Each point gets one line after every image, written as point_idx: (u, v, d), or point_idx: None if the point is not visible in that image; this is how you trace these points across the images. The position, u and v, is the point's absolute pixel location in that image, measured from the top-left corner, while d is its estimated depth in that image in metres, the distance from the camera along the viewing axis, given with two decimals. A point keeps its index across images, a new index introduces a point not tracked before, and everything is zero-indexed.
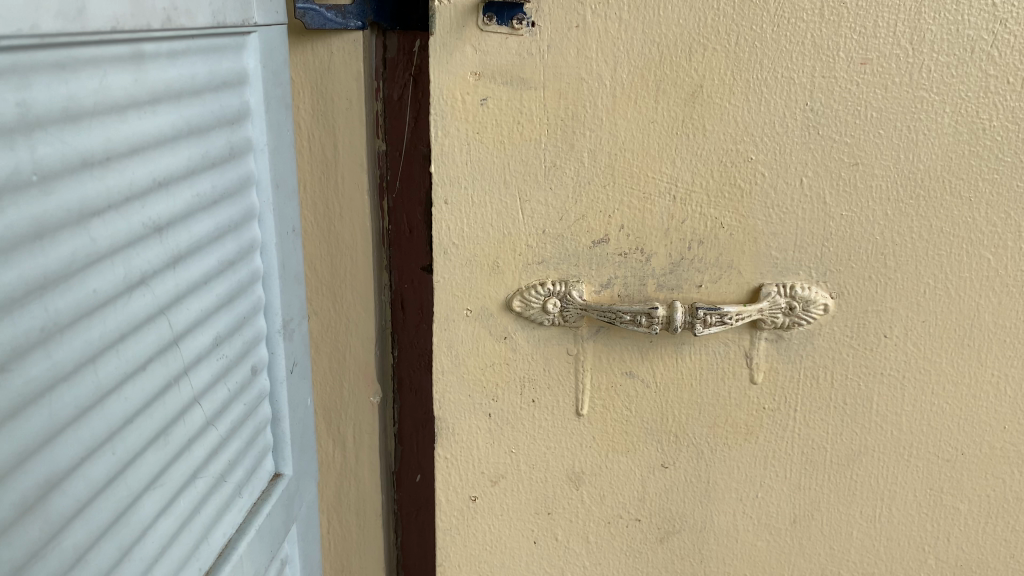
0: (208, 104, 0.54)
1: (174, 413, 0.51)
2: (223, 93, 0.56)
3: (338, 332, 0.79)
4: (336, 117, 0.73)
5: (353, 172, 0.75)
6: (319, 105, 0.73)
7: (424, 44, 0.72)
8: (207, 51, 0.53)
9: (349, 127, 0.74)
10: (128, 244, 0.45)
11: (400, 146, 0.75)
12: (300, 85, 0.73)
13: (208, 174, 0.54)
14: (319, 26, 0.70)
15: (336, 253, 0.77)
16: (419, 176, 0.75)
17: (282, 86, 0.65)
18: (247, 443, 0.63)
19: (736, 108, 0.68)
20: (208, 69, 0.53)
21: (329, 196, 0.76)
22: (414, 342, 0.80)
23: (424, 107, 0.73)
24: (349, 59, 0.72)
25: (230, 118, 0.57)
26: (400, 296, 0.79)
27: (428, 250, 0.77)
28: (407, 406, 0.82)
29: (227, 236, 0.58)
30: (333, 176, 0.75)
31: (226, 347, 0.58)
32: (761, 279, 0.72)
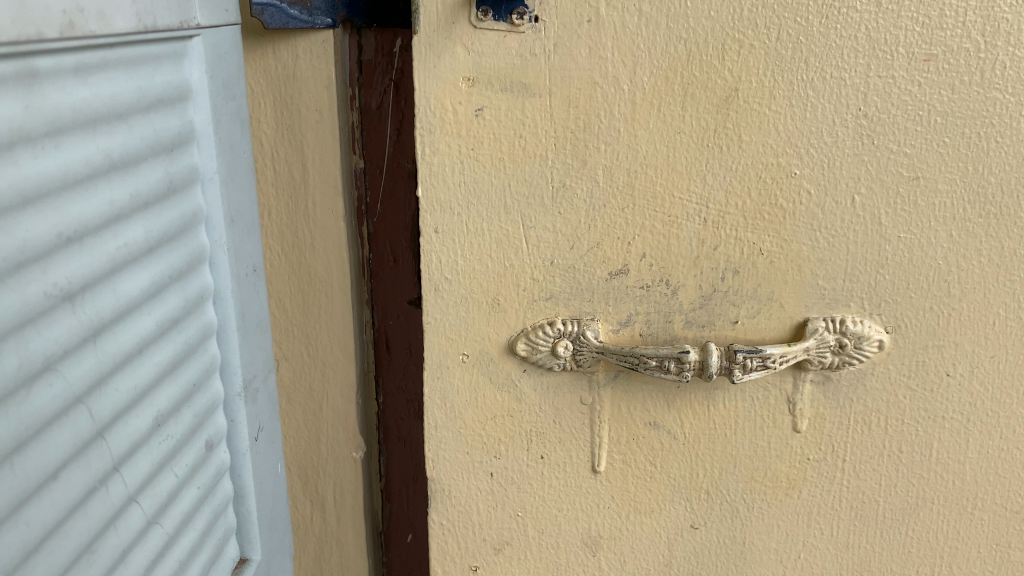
0: (139, 130, 0.43)
1: (100, 524, 0.41)
2: (158, 114, 0.45)
3: (313, 380, 0.68)
4: (303, 131, 0.62)
5: (326, 196, 0.64)
6: (283, 116, 0.62)
7: (406, 44, 0.61)
8: (134, 62, 0.42)
9: (320, 142, 0.62)
10: (25, 325, 0.35)
11: (381, 162, 0.64)
12: (260, 94, 0.61)
13: (141, 217, 0.43)
14: (281, 25, 0.58)
15: (308, 289, 0.66)
16: (405, 198, 0.65)
17: (235, 99, 0.54)
18: (203, 533, 0.52)
19: (778, 114, 0.58)
20: (135, 86, 0.42)
21: (297, 224, 0.64)
22: (403, 386, 0.70)
23: (408, 118, 0.63)
24: (316, 62, 0.60)
25: (169, 144, 0.46)
26: (385, 335, 0.69)
27: (417, 282, 0.67)
28: (396, 458, 0.72)
29: (169, 289, 0.47)
30: (302, 201, 0.64)
31: (172, 426, 0.47)
32: (807, 313, 0.62)
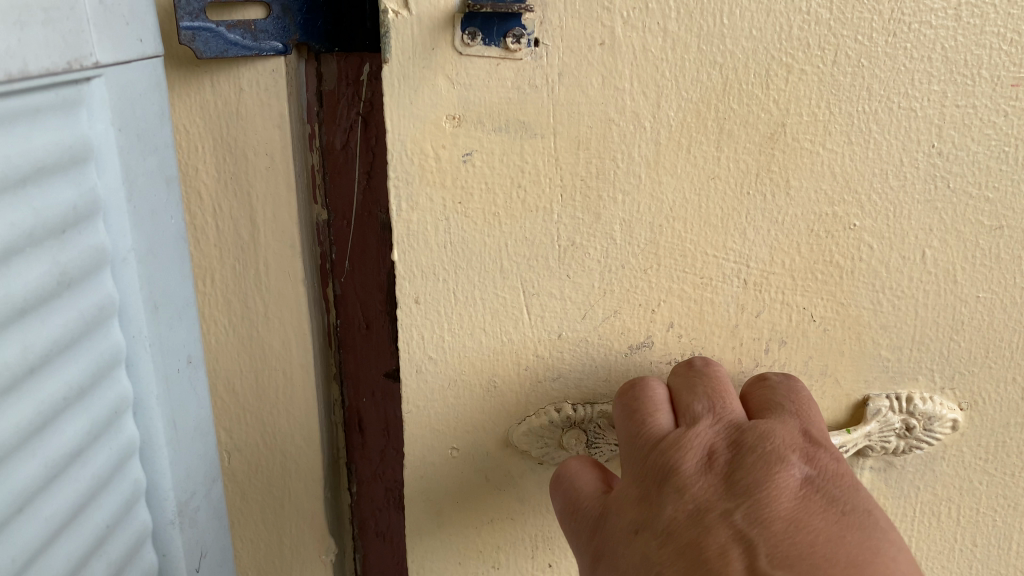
0: (8, 215, 0.34)
1: None
2: (48, 194, 0.37)
3: (271, 473, 0.58)
4: (251, 181, 0.51)
5: (281, 258, 0.52)
6: (224, 163, 0.50)
7: (375, 70, 0.50)
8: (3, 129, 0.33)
9: (271, 195, 0.51)
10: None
11: (348, 211, 0.54)
12: (195, 135, 0.50)
13: (14, 321, 0.35)
14: (218, 54, 0.46)
15: (262, 370, 0.55)
16: (378, 254, 0.54)
17: (149, 148, 0.45)
18: None
19: (834, 154, 0.47)
20: (3, 157, 0.33)
21: (246, 292, 0.53)
22: (380, 473, 0.60)
23: (380, 161, 0.52)
24: (264, 97, 0.49)
25: (54, 221, 0.37)
26: (358, 413, 0.59)
27: (394, 351, 0.57)
28: (375, 554, 0.63)
29: (65, 404, 0.40)
30: (253, 265, 0.53)
31: (59, 552, 0.40)
32: (866, 389, 0.51)
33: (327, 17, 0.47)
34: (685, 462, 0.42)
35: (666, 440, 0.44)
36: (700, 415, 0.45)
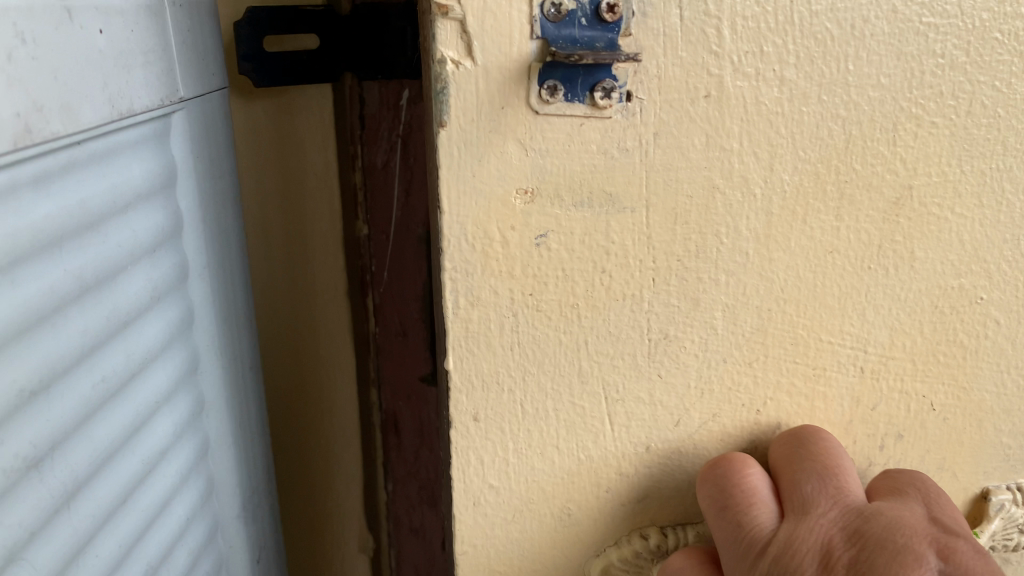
0: (118, 249, 0.32)
1: None
2: (146, 221, 0.35)
3: (316, 479, 0.62)
4: (302, 197, 0.55)
5: (327, 269, 0.57)
6: (277, 188, 0.54)
7: (415, 94, 0.51)
8: (117, 165, 0.32)
9: (318, 209, 0.55)
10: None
11: (387, 226, 0.54)
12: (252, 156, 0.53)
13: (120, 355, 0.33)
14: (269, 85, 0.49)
15: (317, 374, 0.59)
16: (416, 266, 0.55)
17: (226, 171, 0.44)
18: None
19: (964, 220, 0.40)
20: (109, 192, 0.31)
21: (297, 302, 0.57)
22: (414, 471, 0.61)
23: (419, 175, 0.53)
24: (315, 118, 0.53)
25: (153, 251, 0.35)
26: (393, 416, 0.59)
27: (429, 356, 0.57)
28: (411, 562, 0.64)
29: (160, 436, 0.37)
30: (303, 277, 0.57)
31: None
32: (986, 482, 0.45)
33: (366, 48, 0.50)
34: (801, 568, 0.35)
35: (774, 536, 0.37)
36: (809, 507, 0.37)
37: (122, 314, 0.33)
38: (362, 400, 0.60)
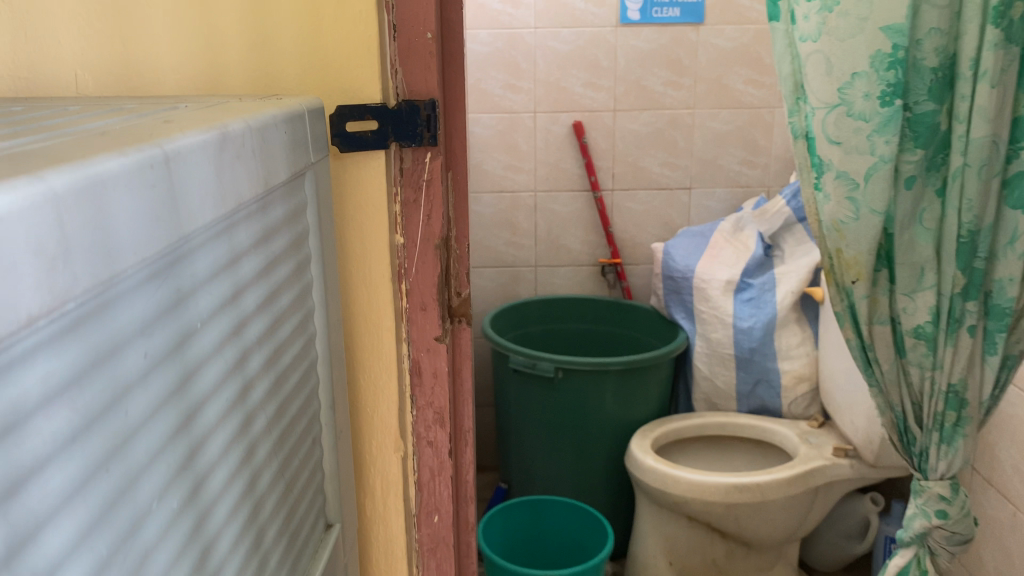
0: (249, 258, 0.57)
1: (174, 555, 0.47)
2: (266, 242, 0.60)
3: (360, 404, 0.91)
4: (364, 211, 0.83)
5: (380, 254, 0.85)
6: (339, 211, 0.83)
7: (434, 156, 0.82)
8: (226, 241, 0.52)
9: (375, 216, 0.84)
10: (137, 488, 0.43)
11: (415, 237, 0.84)
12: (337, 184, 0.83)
13: (238, 312, 0.55)
14: (350, 148, 0.80)
15: (370, 331, 0.88)
16: (434, 263, 0.85)
17: (287, 188, 0.63)
18: (258, 536, 0.61)
19: None
20: (239, 226, 0.54)
21: (359, 284, 0.86)
22: (431, 402, 0.91)
23: (432, 186, 0.83)
24: (372, 172, 0.82)
25: (255, 263, 0.58)
26: (418, 364, 0.89)
27: (440, 322, 0.88)
28: (426, 458, 0.93)
29: (246, 365, 0.57)
30: (360, 266, 0.85)
31: (246, 469, 0.58)
32: None
33: (396, 129, 0.80)
34: None
35: None
36: None
37: (212, 279, 0.51)
38: (395, 351, 0.89)
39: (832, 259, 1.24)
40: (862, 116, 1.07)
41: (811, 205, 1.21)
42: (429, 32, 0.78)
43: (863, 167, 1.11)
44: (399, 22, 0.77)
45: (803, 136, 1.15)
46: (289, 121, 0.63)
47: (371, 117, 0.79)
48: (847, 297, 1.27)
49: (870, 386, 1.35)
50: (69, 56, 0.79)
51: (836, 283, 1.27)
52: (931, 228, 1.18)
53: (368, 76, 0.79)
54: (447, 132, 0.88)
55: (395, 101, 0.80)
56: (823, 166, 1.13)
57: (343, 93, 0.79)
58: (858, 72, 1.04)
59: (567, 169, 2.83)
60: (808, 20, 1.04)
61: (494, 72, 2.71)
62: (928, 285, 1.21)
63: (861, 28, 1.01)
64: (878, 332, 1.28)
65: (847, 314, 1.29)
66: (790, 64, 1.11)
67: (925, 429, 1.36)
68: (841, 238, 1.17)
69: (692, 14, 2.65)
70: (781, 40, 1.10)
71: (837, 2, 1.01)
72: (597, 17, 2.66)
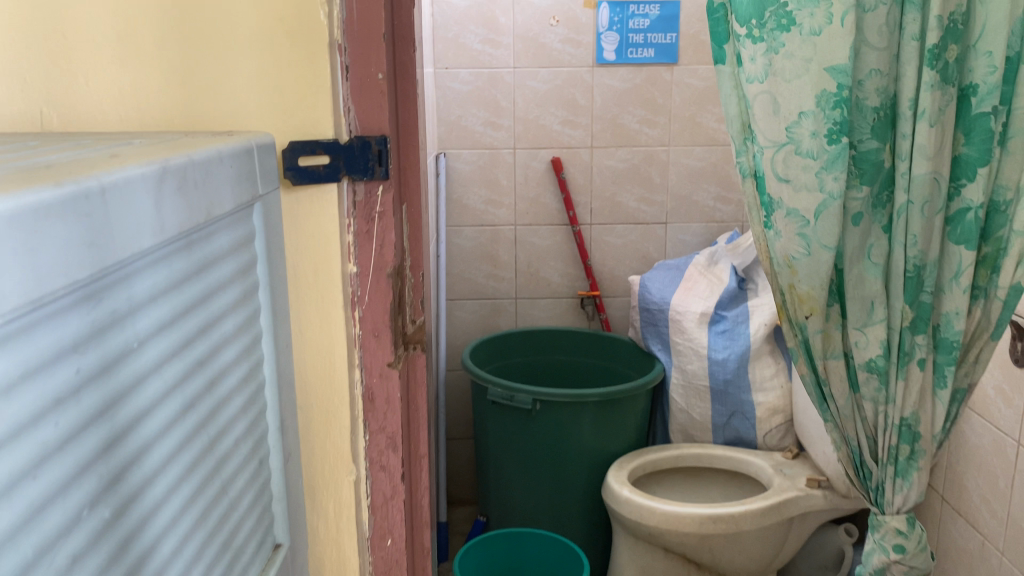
0: (192, 285, 0.60)
1: (106, 558, 0.49)
2: (213, 269, 0.63)
3: (314, 430, 0.90)
4: (319, 242, 0.86)
5: (333, 283, 0.87)
6: (296, 241, 0.85)
7: (387, 189, 0.87)
8: (164, 266, 0.55)
9: (329, 246, 0.86)
10: (64, 491, 0.45)
11: (369, 266, 0.88)
12: (296, 216, 0.85)
13: (180, 333, 0.58)
14: (304, 182, 0.83)
15: (324, 357, 0.88)
16: (386, 292, 0.88)
17: (236, 214, 0.67)
18: (206, 540, 0.63)
19: None
20: (178, 255, 0.57)
21: (314, 312, 0.87)
22: (383, 427, 0.92)
23: (385, 218, 0.87)
24: (327, 205, 0.85)
25: (200, 289, 0.61)
26: (370, 391, 0.91)
27: (393, 349, 0.90)
28: (379, 482, 0.94)
29: (193, 380, 0.60)
30: (314, 294, 0.87)
31: (189, 480, 0.60)
32: None
33: (347, 163, 0.84)
34: None
35: None
36: None
37: (150, 301, 0.54)
38: (348, 376, 0.90)
39: (781, 299, 1.13)
40: (810, 154, 1.02)
41: (760, 242, 1.11)
42: (380, 72, 0.83)
43: (813, 204, 1.03)
44: (352, 63, 0.83)
45: (751, 174, 1.07)
46: (233, 157, 0.66)
47: (323, 153, 0.83)
48: (799, 334, 1.15)
49: (826, 422, 1.24)
50: (119, 99, 0.83)
51: (788, 322, 1.15)
52: (880, 263, 1.10)
53: (323, 111, 0.83)
54: (401, 169, 0.92)
55: (348, 138, 0.84)
56: (772, 203, 1.05)
57: (298, 127, 0.83)
58: (805, 111, 1.00)
59: (546, 204, 2.88)
60: (753, 61, 0.99)
61: (475, 110, 2.78)
62: (879, 319, 1.12)
63: (806, 69, 0.98)
64: (833, 366, 1.17)
65: (802, 356, 1.16)
66: (736, 104, 1.04)
67: (881, 464, 1.25)
68: (792, 273, 1.07)
69: (666, 54, 2.73)
70: (727, 81, 1.04)
71: (781, 44, 0.98)
72: (574, 58, 2.74)
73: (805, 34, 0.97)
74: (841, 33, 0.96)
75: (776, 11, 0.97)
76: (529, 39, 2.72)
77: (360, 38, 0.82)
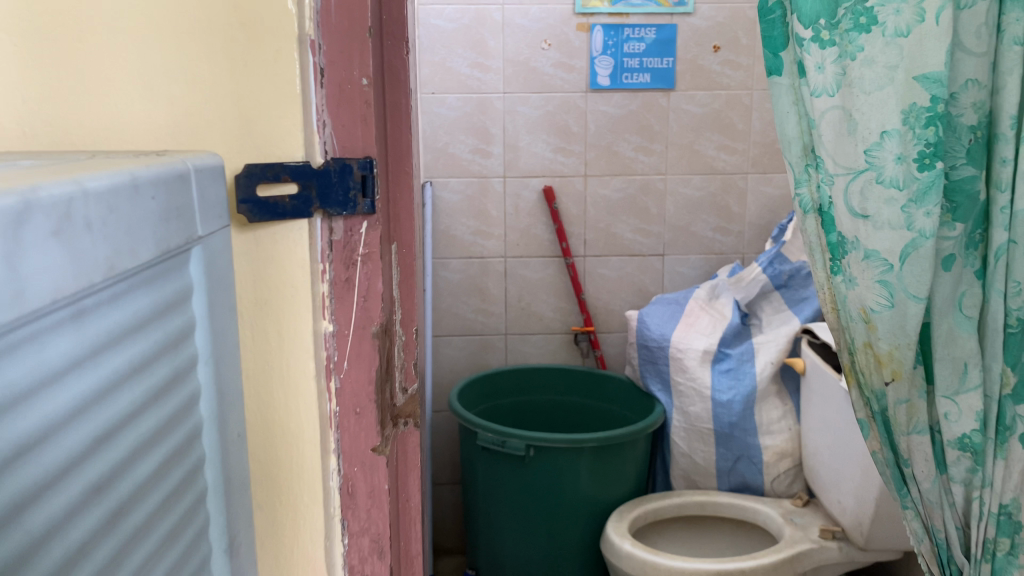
0: (86, 375, 0.40)
1: None
2: (123, 345, 0.43)
3: (273, 537, 0.70)
4: (277, 298, 0.66)
5: (300, 348, 0.67)
6: (250, 295, 0.66)
7: (374, 224, 0.68)
8: (31, 350, 0.35)
9: (295, 301, 0.66)
10: None
11: (349, 323, 0.68)
12: (245, 262, 0.65)
13: (62, 450, 0.38)
14: (264, 219, 0.64)
15: (287, 441, 0.69)
16: (370, 357, 0.69)
17: (161, 263, 0.47)
18: None
19: None
20: (59, 333, 0.37)
21: (274, 386, 0.67)
22: (366, 528, 0.72)
23: (372, 261, 0.68)
24: (291, 246, 0.66)
25: (99, 378, 0.41)
26: (349, 484, 0.71)
27: (379, 429, 0.71)
28: None
29: (83, 516, 0.40)
30: (275, 365, 0.67)
31: None
32: None
33: (320, 193, 0.65)
34: None
35: None
36: None
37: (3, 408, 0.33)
38: (321, 464, 0.70)
39: (854, 357, 1.05)
40: (893, 184, 0.93)
41: (827, 293, 1.05)
42: (366, 75, 0.66)
43: (896, 245, 0.94)
44: (330, 63, 0.64)
45: (815, 209, 1.00)
46: (154, 186, 0.46)
47: (291, 180, 0.64)
48: (876, 403, 1.05)
49: (907, 511, 1.10)
50: (151, 104, 0.63)
51: (860, 387, 1.07)
52: (973, 317, 0.98)
53: (291, 117, 0.64)
54: (391, 199, 0.74)
55: (322, 161, 0.65)
56: (844, 243, 0.99)
57: (257, 142, 0.64)
58: (887, 132, 0.91)
59: (538, 235, 2.66)
60: (820, 71, 0.92)
61: (462, 137, 2.57)
62: (973, 386, 0.99)
63: (890, 78, 0.89)
64: (917, 444, 1.05)
65: (879, 427, 1.06)
66: (796, 123, 0.98)
67: (974, 562, 1.07)
68: (870, 329, 0.99)
69: (662, 79, 2.53)
70: (786, 95, 0.98)
71: (858, 49, 0.89)
72: (566, 82, 2.53)
73: (890, 35, 0.88)
74: (934, 33, 0.86)
75: (852, 7, 0.89)
76: (519, 63, 2.52)
77: (342, 31, 0.64)
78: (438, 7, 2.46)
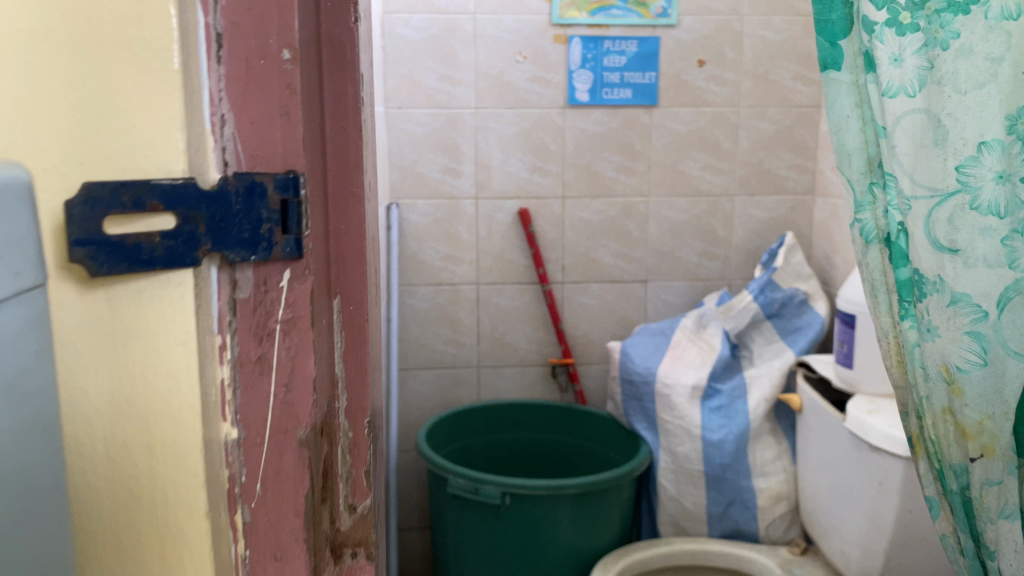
0: None
1: None
2: None
3: None
4: (144, 391, 0.45)
5: (181, 465, 0.46)
6: (103, 387, 0.44)
7: (298, 273, 0.48)
8: None
9: (171, 397, 0.45)
10: None
11: (263, 428, 0.48)
12: (88, 335, 0.44)
13: None
14: (116, 268, 0.43)
15: None
16: (295, 473, 0.49)
17: None
18: None
19: None
20: None
21: (143, 522, 0.46)
22: None
23: (302, 321, 0.48)
24: (165, 314, 0.44)
25: None
26: None
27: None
28: None
29: None
30: (145, 492, 0.46)
31: None
32: None
33: (212, 228, 0.45)
34: None
35: None
36: None
37: None
38: None
39: (923, 423, 0.85)
40: (991, 210, 0.75)
41: (889, 343, 0.84)
42: (288, 47, 0.45)
43: (994, 287, 0.77)
44: (232, 25, 0.44)
45: (879, 239, 0.80)
46: None
47: (164, 209, 0.43)
48: (956, 483, 0.85)
49: None
50: None
51: (929, 458, 0.87)
52: None
53: (164, 102, 0.43)
54: (333, 234, 0.52)
55: (219, 179, 0.45)
56: (921, 282, 0.79)
57: (108, 146, 0.42)
58: (986, 143, 0.73)
59: (512, 261, 2.43)
60: (897, 63, 0.74)
61: (430, 155, 2.33)
62: None
63: (992, 74, 0.72)
64: (1006, 532, 0.83)
65: (957, 510, 0.86)
66: (858, 131, 0.78)
67: None
68: (959, 393, 0.80)
69: (645, 95, 2.32)
70: (846, 95, 0.77)
71: (952, 35, 0.72)
72: (542, 98, 2.31)
73: (993, 18, 0.71)
74: None
75: None
76: (492, 77, 2.30)
77: None
78: (404, 16, 2.24)
